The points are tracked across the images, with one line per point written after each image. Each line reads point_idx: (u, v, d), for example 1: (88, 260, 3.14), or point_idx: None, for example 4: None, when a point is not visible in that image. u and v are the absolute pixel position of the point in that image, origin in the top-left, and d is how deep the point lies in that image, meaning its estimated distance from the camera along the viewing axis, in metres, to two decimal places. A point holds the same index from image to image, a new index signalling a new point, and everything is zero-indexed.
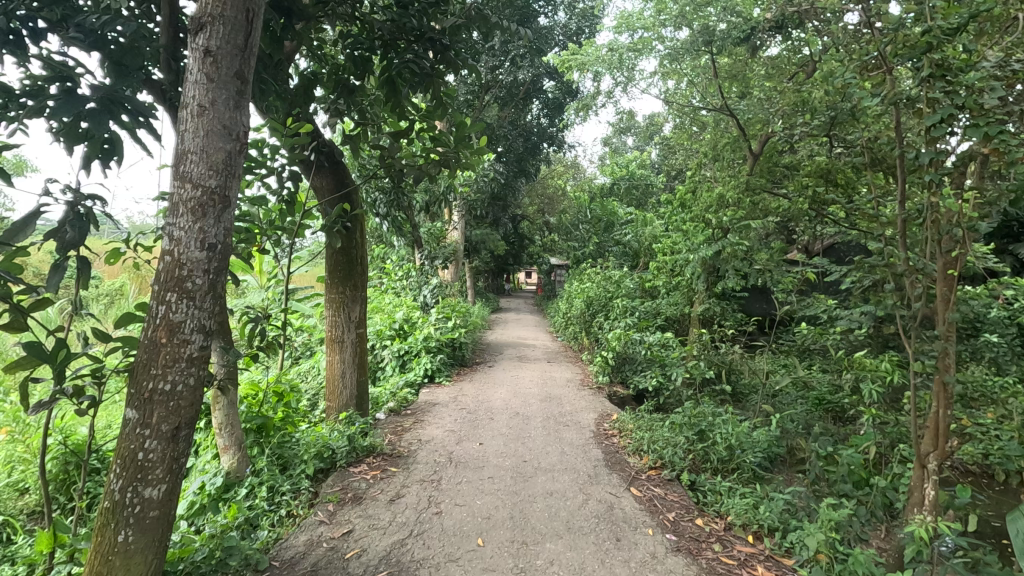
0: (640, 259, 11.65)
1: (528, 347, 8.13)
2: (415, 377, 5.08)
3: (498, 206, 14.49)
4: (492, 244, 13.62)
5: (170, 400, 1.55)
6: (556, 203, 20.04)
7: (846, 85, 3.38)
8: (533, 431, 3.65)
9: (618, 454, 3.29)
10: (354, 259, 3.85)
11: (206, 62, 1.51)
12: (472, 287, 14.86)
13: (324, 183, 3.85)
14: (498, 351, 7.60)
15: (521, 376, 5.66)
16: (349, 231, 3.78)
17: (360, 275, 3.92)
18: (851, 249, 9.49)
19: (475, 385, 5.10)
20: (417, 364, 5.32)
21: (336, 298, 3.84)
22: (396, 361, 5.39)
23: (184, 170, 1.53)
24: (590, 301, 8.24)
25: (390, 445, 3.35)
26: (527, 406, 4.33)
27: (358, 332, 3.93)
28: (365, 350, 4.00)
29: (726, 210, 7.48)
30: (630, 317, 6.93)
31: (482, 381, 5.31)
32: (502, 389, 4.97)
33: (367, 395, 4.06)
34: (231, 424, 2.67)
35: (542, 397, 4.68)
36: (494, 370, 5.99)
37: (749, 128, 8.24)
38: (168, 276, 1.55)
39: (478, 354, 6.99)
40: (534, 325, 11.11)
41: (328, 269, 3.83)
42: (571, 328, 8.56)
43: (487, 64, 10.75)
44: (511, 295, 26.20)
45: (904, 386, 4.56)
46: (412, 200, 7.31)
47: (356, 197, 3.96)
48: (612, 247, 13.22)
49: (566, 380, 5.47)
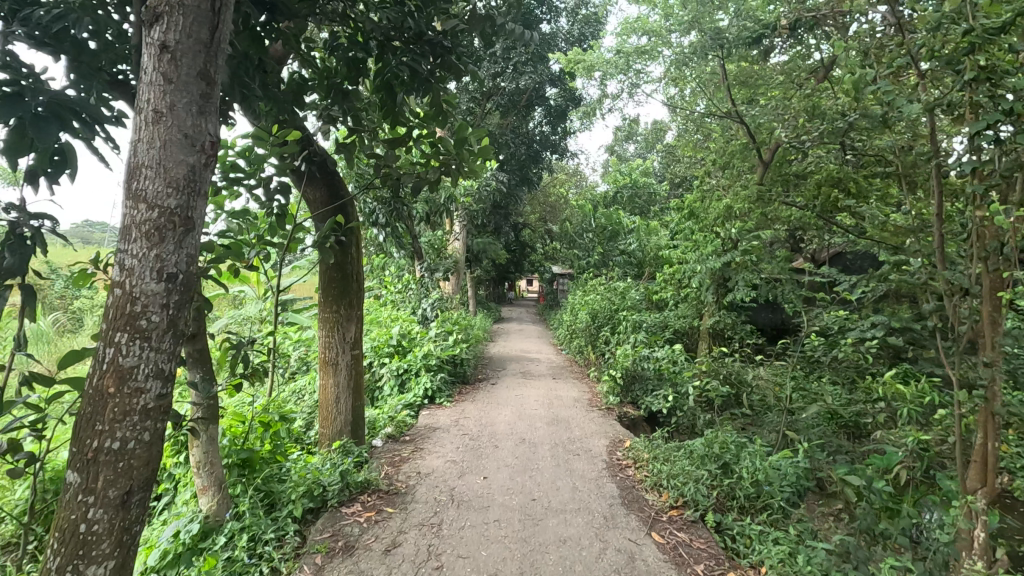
0: (645, 269, 11.40)
1: (531, 361, 7.88)
2: (414, 398, 4.83)
3: (501, 214, 14.29)
4: (494, 254, 13.38)
5: (119, 461, 1.30)
6: (559, 212, 19.84)
7: (879, 89, 3.14)
8: (540, 461, 3.40)
9: (634, 491, 3.04)
10: (349, 276, 3.62)
11: (164, 60, 1.28)
12: (473, 297, 14.62)
13: (317, 195, 3.63)
14: (501, 366, 7.35)
15: (526, 394, 5.40)
16: (344, 246, 3.55)
17: (356, 293, 3.70)
18: (861, 258, 9.26)
19: (478, 405, 4.84)
20: (416, 384, 5.06)
21: (329, 318, 3.60)
22: (394, 380, 5.14)
23: (137, 188, 1.29)
24: (595, 313, 8.00)
25: (387, 479, 3.10)
26: (534, 431, 4.07)
27: (353, 353, 3.69)
28: (361, 373, 3.75)
29: (736, 220, 7.25)
30: (638, 331, 6.68)
31: (485, 401, 5.05)
32: (506, 410, 4.72)
33: (362, 420, 3.80)
34: (211, 463, 2.43)
35: (549, 420, 4.42)
36: (497, 388, 5.74)
37: (758, 135, 8.02)
38: (117, 313, 1.30)
39: (480, 370, 6.73)
40: (537, 337, 10.85)
41: (321, 287, 3.60)
42: (575, 341, 8.31)
43: (489, 70, 10.57)
44: (513, 303, 25.95)
45: (932, 407, 4.30)
46: (412, 210, 7.08)
47: (351, 209, 3.74)
48: (616, 256, 12.98)
49: (573, 400, 5.21)
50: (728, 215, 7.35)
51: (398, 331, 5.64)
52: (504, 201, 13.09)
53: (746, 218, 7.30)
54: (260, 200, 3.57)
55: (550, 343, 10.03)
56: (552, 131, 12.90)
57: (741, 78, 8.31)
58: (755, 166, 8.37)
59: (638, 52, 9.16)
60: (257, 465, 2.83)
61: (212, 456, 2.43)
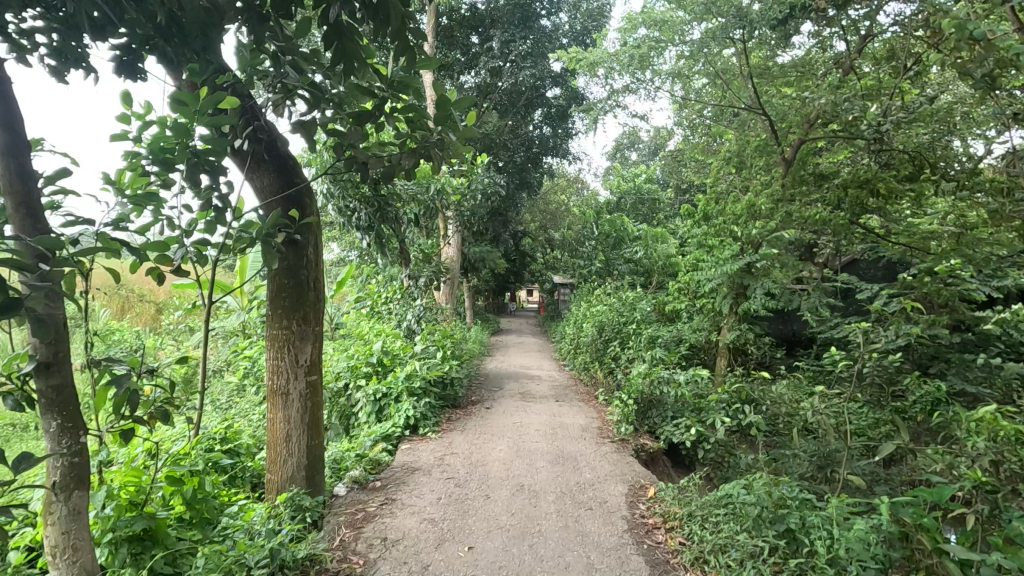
0: (653, 278, 10.66)
1: (530, 378, 7.14)
2: (393, 429, 4.08)
3: (499, 221, 13.58)
4: (492, 263, 12.66)
5: None
6: (559, 219, 19.21)
7: None
8: (544, 521, 2.66)
9: (668, 570, 2.32)
10: (303, 283, 2.89)
11: None
12: (470, 308, 13.87)
13: (267, 183, 2.92)
14: (497, 385, 6.61)
15: (526, 421, 4.65)
16: (298, 246, 2.84)
17: (314, 305, 2.97)
18: (873, 267, 8.74)
19: (468, 437, 4.09)
20: (395, 410, 4.30)
21: (278, 336, 2.88)
22: (371, 405, 4.39)
23: None
24: (600, 326, 7.24)
25: (340, 551, 2.37)
26: (535, 473, 3.33)
27: (309, 380, 2.95)
28: (319, 405, 3.02)
29: (758, 220, 6.52)
30: (652, 347, 5.95)
31: (477, 430, 4.31)
32: (503, 444, 3.97)
33: (321, 465, 3.06)
34: (75, 548, 1.73)
35: (554, 457, 3.68)
36: (492, 413, 4.99)
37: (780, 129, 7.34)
38: None
39: (473, 391, 5.97)
40: (536, 352, 10.09)
41: (269, 297, 2.88)
42: (579, 357, 7.54)
43: (487, 66, 10.27)
44: (513, 314, 25.18)
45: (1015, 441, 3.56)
46: (400, 212, 6.38)
47: (310, 201, 3.03)
48: (620, 265, 12.26)
49: (581, 429, 4.46)
50: (749, 216, 6.59)
51: (377, 346, 4.90)
52: (503, 207, 12.38)
53: (769, 218, 6.57)
54: (194, 187, 2.86)
55: (551, 358, 9.26)
56: (553, 132, 12.22)
57: (759, 68, 7.63)
58: (775, 164, 7.52)
59: (645, 45, 8.50)
60: (163, 535, 2.12)
61: (76, 538, 1.73)
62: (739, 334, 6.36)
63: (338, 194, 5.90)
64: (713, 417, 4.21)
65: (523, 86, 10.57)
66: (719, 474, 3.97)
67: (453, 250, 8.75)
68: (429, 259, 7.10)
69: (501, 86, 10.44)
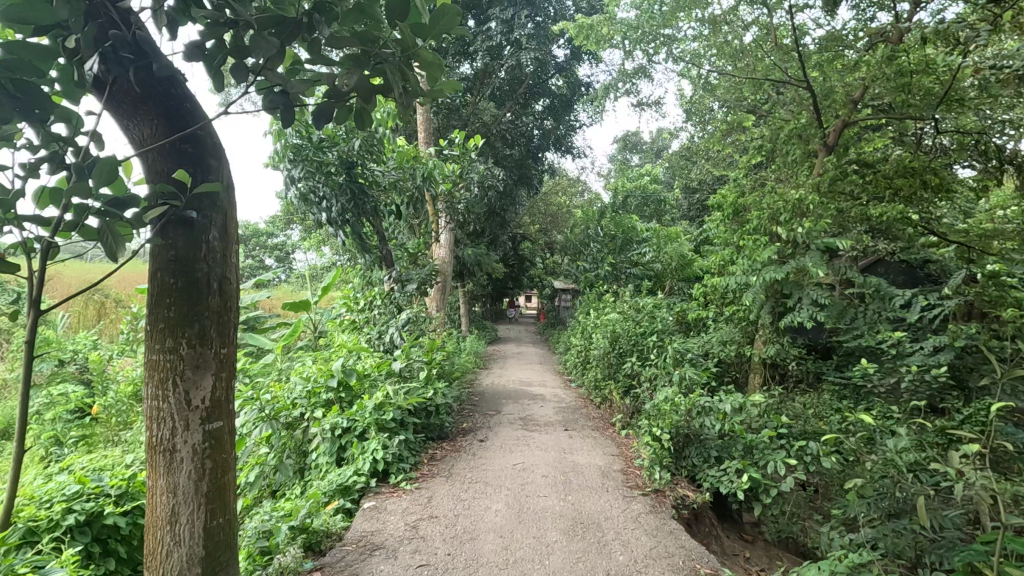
0: (666, 282, 9.68)
1: (531, 398, 6.18)
2: (356, 478, 3.12)
3: (497, 222, 12.67)
4: (488, 266, 11.72)
5: None
6: (560, 222, 18.28)
7: None
8: None
9: None
10: (200, 284, 1.91)
11: None
12: (466, 315, 12.94)
13: (150, 128, 1.83)
14: (494, 406, 5.65)
15: (530, 462, 3.67)
16: (191, 228, 1.86)
17: (220, 317, 1.99)
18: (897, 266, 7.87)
19: (455, 491, 3.11)
20: (360, 451, 3.34)
21: (158, 364, 1.88)
22: (330, 443, 3.43)
23: None
24: (613, 338, 6.28)
25: None
26: (545, 557, 2.36)
27: (210, 431, 1.96)
28: (226, 466, 2.03)
29: (799, 215, 5.57)
30: (677, 364, 4.99)
31: (467, 479, 3.32)
32: (500, 501, 2.99)
33: (231, 555, 2.07)
34: None
35: (570, 524, 2.70)
36: (487, 449, 4.00)
37: (821, 111, 6.38)
38: None
39: (465, 417, 4.99)
40: (538, 364, 9.15)
41: (148, 306, 1.90)
42: (588, 373, 6.60)
43: (483, 48, 9.29)
44: (512, 321, 24.21)
45: None
46: (377, 205, 5.43)
47: (218, 163, 2.05)
48: (628, 269, 11.29)
49: (601, 474, 3.47)
50: (788, 211, 5.66)
51: (343, 365, 3.96)
52: (501, 205, 11.45)
53: (812, 215, 5.62)
54: None
55: (554, 371, 8.30)
56: (556, 126, 11.13)
57: (792, 44, 6.69)
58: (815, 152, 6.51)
59: (661, 22, 7.58)
60: None
61: None
62: (775, 347, 5.41)
63: (303, 183, 4.93)
64: (769, 460, 3.26)
65: (524, 72, 9.62)
66: (813, 550, 3.00)
67: (445, 252, 7.77)
68: (416, 260, 6.12)
69: (498, 72, 9.52)
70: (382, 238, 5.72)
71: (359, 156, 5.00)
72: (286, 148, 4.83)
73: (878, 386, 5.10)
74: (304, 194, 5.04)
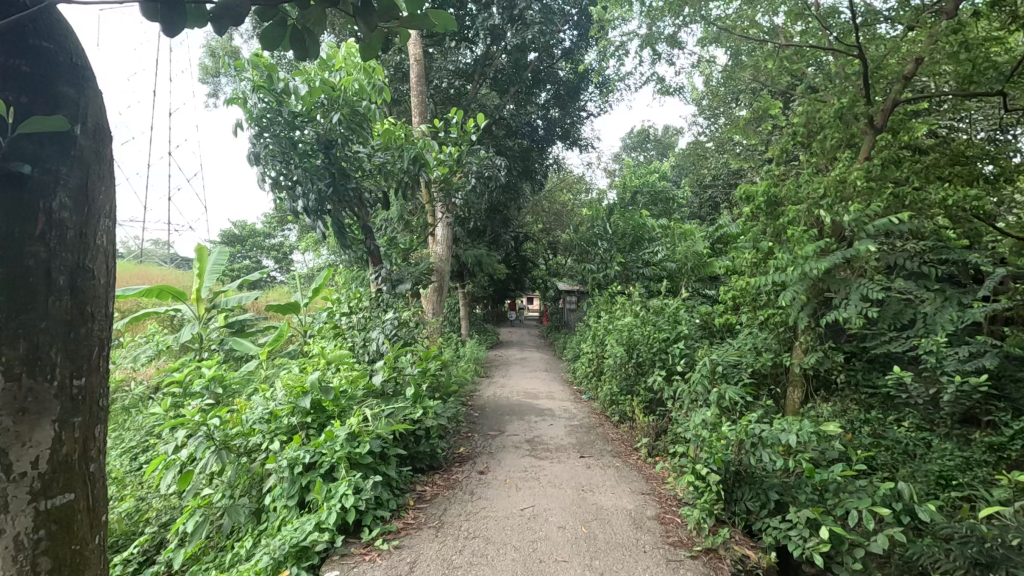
0: (681, 283, 8.93)
1: (538, 413, 5.45)
2: (317, 535, 2.39)
3: (498, 220, 11.95)
4: (490, 267, 10.99)
5: None
6: (566, 220, 17.53)
7: None
8: None
9: None
10: (31, 282, 1.12)
11: None
12: (466, 319, 12.24)
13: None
14: (497, 423, 4.93)
15: (543, 506, 2.94)
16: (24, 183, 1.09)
17: (82, 336, 1.23)
18: None
19: (446, 555, 2.39)
20: (325, 495, 2.60)
21: None
22: (290, 483, 2.68)
23: None
24: (630, 346, 5.56)
25: None
26: None
27: (53, 510, 1.22)
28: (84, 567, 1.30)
29: (847, 204, 4.82)
30: (712, 377, 4.25)
31: (463, 535, 2.59)
32: (506, 572, 2.26)
33: None
34: None
35: None
36: (489, 486, 3.26)
37: (868, 87, 5.60)
38: None
39: (463, 440, 4.28)
40: (543, 372, 8.41)
41: None
42: (603, 385, 5.87)
43: (484, 25, 8.50)
44: (514, 324, 23.53)
45: None
46: (361, 192, 4.70)
47: (77, 96, 1.21)
48: (639, 269, 10.54)
49: (634, 527, 2.74)
50: (834, 197, 4.92)
51: (313, 378, 3.22)
52: (503, 201, 10.72)
53: (863, 203, 4.87)
54: None
55: (562, 380, 7.57)
56: (563, 115, 10.30)
57: (832, 14, 5.93)
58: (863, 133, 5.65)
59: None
60: None
61: None
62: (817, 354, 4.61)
63: (274, 164, 4.23)
64: (848, 510, 2.53)
65: (529, 52, 8.85)
66: None
67: (441, 249, 7.06)
68: (408, 257, 5.39)
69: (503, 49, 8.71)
70: (367, 231, 4.99)
71: (337, 132, 4.27)
72: (251, 121, 4.12)
73: (918, 398, 4.40)
74: (274, 177, 4.30)
